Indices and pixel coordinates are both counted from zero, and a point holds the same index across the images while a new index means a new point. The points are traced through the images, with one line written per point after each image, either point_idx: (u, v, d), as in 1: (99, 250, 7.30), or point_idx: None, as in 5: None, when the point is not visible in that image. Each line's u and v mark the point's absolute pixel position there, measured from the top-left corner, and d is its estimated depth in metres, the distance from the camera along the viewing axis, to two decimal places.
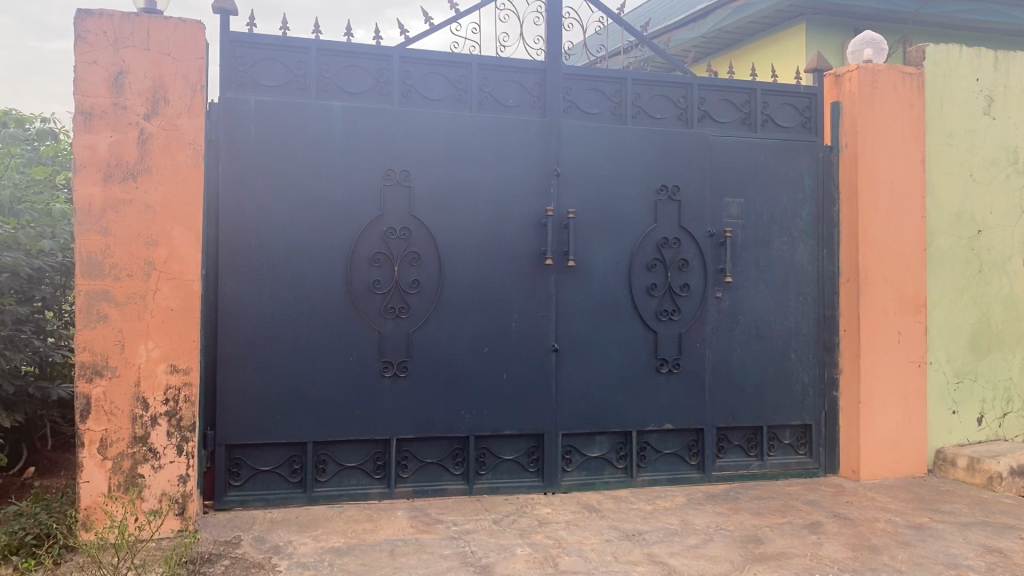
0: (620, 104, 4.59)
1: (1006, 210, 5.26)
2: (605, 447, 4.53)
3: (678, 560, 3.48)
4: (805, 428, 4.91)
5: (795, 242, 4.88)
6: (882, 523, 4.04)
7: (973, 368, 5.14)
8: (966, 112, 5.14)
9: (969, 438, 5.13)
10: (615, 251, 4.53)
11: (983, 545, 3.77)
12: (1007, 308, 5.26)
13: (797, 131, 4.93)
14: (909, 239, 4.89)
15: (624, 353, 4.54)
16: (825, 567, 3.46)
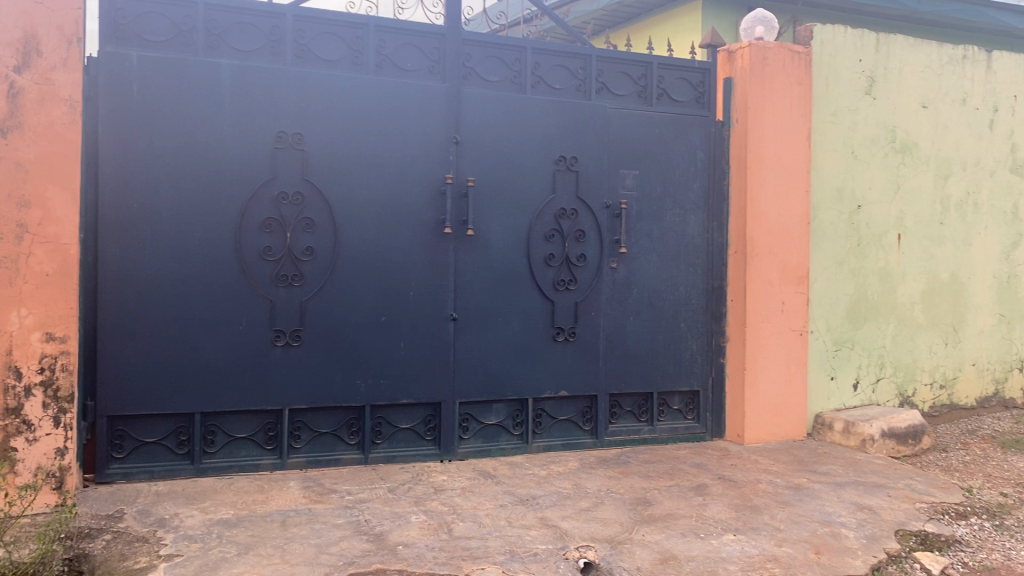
0: (520, 72, 4.58)
1: (884, 187, 5.52)
2: (501, 414, 4.56)
3: (570, 524, 3.55)
4: (693, 394, 5.07)
5: (687, 215, 5.00)
6: (763, 484, 4.22)
7: (850, 337, 5.41)
8: (849, 91, 5.35)
9: (845, 403, 5.40)
10: (513, 221, 4.54)
11: (854, 503, 3.99)
12: (882, 280, 5.53)
13: (691, 106, 5.03)
14: (793, 213, 5.08)
15: (522, 322, 4.58)
16: (710, 527, 3.60)
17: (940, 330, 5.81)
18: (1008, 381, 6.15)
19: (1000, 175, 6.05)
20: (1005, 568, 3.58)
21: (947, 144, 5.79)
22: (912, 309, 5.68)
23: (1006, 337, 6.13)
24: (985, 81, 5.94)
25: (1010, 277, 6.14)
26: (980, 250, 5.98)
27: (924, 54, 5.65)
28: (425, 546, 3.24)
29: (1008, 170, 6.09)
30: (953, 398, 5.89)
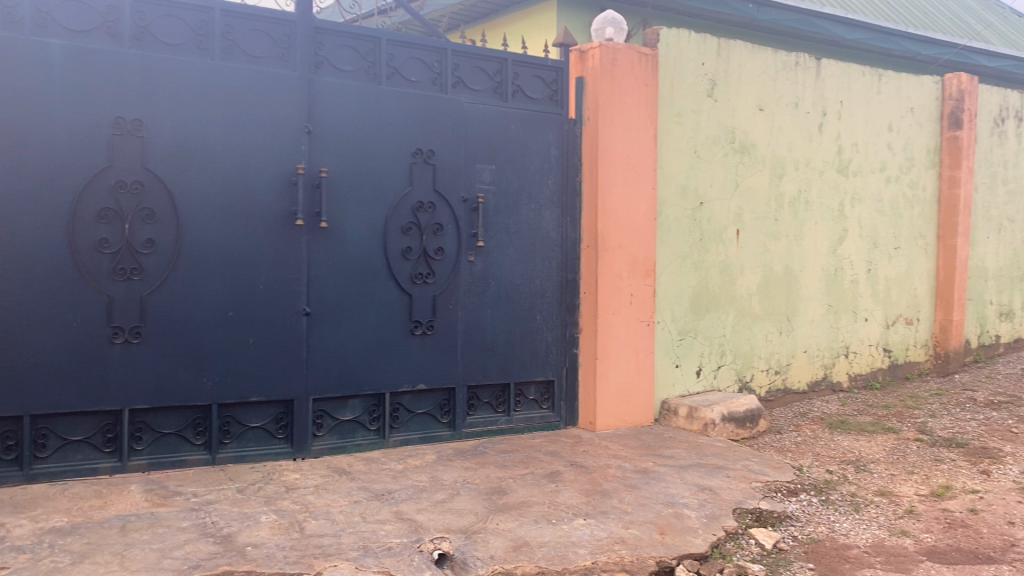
0: (374, 63, 4.52)
1: (725, 185, 5.82)
2: (356, 410, 4.51)
3: (425, 516, 3.56)
4: (548, 384, 5.18)
5: (541, 210, 5.10)
6: (612, 469, 4.37)
7: (694, 327, 5.68)
8: (693, 93, 5.61)
9: (689, 389, 5.67)
10: (368, 214, 4.49)
11: (696, 484, 4.20)
12: (723, 273, 5.84)
13: (545, 102, 5.13)
14: (641, 208, 5.28)
15: (377, 317, 4.54)
16: (561, 513, 3.70)
17: (774, 319, 6.19)
18: (835, 366, 6.64)
19: (828, 176, 6.50)
20: (830, 538, 3.87)
21: (781, 145, 6.16)
22: (750, 300, 6.02)
23: (833, 325, 6.61)
24: (815, 87, 6.36)
25: (837, 269, 6.62)
26: (810, 245, 6.41)
27: (760, 60, 5.99)
28: (275, 545, 3.17)
29: (836, 171, 6.56)
30: (787, 383, 6.30)
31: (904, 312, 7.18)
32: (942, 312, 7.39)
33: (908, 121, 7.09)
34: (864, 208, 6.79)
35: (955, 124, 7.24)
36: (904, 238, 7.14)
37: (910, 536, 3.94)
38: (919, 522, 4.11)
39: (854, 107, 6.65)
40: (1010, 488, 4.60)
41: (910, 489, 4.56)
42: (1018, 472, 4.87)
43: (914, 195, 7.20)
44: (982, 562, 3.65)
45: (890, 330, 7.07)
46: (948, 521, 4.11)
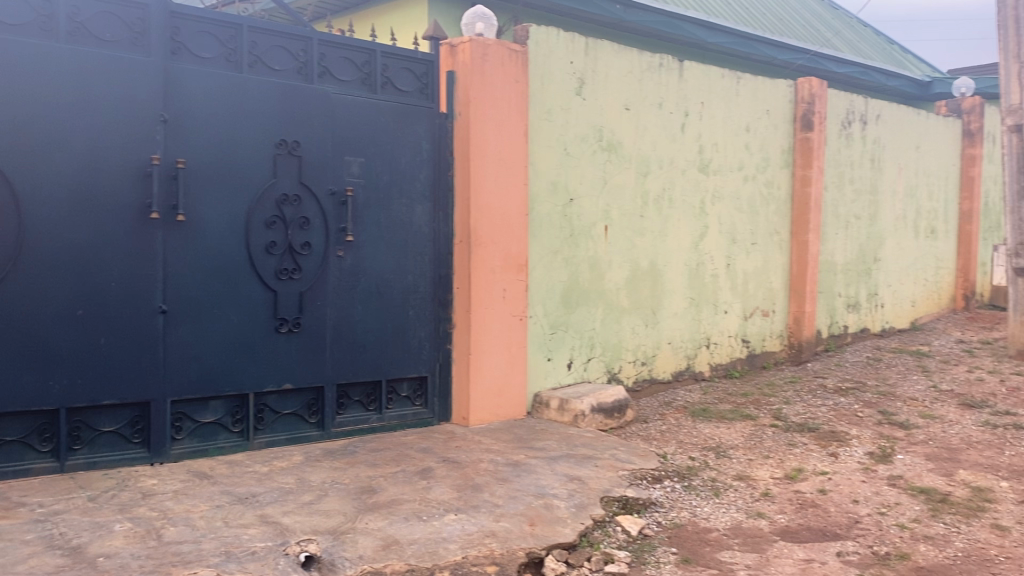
0: (236, 51, 4.36)
1: (593, 182, 5.93)
2: (219, 411, 4.34)
3: (291, 518, 3.47)
4: (421, 380, 5.14)
5: (413, 204, 5.06)
6: (484, 463, 4.39)
7: (564, 321, 5.77)
8: (562, 91, 5.68)
9: (561, 382, 5.76)
10: (230, 208, 4.33)
11: (566, 475, 4.27)
12: (592, 267, 5.96)
13: (415, 96, 5.08)
14: (512, 204, 5.32)
15: (241, 314, 4.39)
16: (432, 509, 3.68)
17: (641, 312, 6.37)
18: (697, 356, 6.90)
19: (690, 174, 6.74)
20: (691, 522, 4.02)
21: (646, 144, 6.34)
22: (618, 294, 6.17)
23: (696, 318, 6.86)
24: (678, 88, 6.58)
25: (699, 264, 6.87)
26: (674, 241, 6.63)
27: (626, 60, 6.14)
28: (130, 555, 3.01)
29: (697, 169, 6.80)
30: (653, 374, 6.50)
31: (761, 304, 7.54)
32: (796, 304, 7.80)
33: (764, 122, 7.43)
34: (723, 205, 7.08)
35: (806, 126, 7.66)
36: (761, 234, 7.49)
37: (765, 517, 4.14)
38: (774, 504, 4.32)
39: (713, 108, 6.91)
40: (854, 468, 4.91)
41: (766, 472, 4.80)
42: (862, 453, 5.21)
43: (769, 194, 7.56)
44: (830, 539, 3.87)
45: (748, 322, 7.41)
46: (800, 502, 4.35)
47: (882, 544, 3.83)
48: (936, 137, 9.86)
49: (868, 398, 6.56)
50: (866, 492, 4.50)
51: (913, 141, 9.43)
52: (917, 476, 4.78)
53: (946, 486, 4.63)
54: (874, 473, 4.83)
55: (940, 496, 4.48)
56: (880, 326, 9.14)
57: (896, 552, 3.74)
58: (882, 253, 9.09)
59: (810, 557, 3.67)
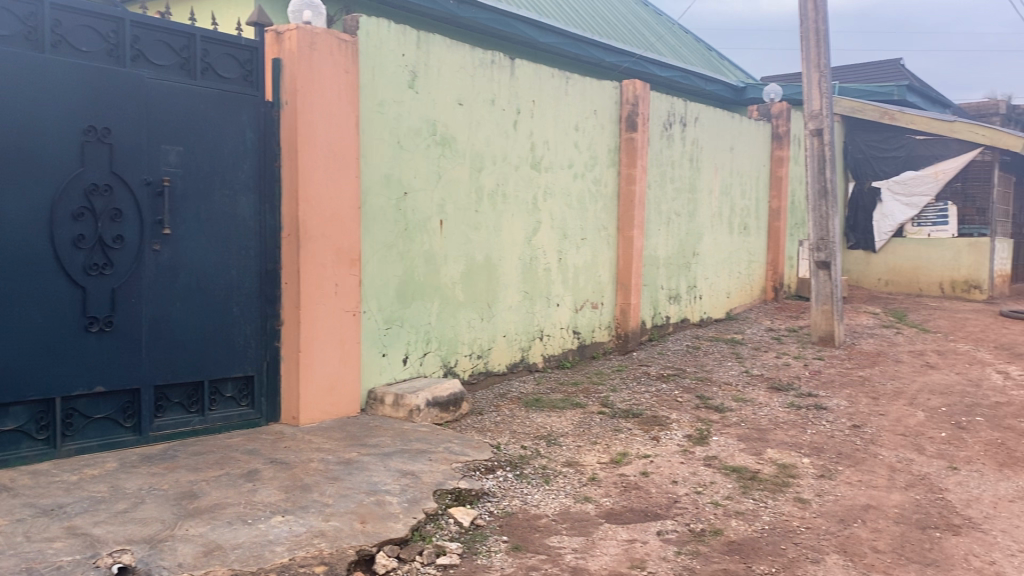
0: (36, 29, 4.03)
1: (426, 175, 5.91)
2: (21, 418, 4.00)
3: (103, 529, 3.26)
4: (247, 379, 4.96)
5: (236, 196, 4.87)
6: (314, 462, 4.29)
7: (399, 316, 5.73)
8: (394, 83, 5.63)
9: (396, 377, 5.72)
10: (31, 198, 4.01)
11: (398, 470, 4.24)
12: (427, 262, 5.95)
13: (238, 83, 4.88)
14: (343, 197, 5.22)
15: (45, 312, 4.08)
16: (258, 512, 3.56)
17: (476, 306, 6.43)
18: (531, 348, 7.05)
19: (522, 170, 6.86)
20: (522, 510, 4.10)
21: (479, 139, 6.39)
22: (453, 288, 6.20)
23: (529, 311, 7.01)
24: (509, 86, 6.67)
25: (532, 259, 7.02)
26: (508, 236, 6.73)
27: (459, 55, 6.17)
28: None
29: (529, 166, 6.94)
30: (488, 367, 6.58)
31: (590, 297, 7.80)
32: (622, 296, 8.13)
33: (592, 122, 7.68)
34: (555, 202, 7.26)
35: (631, 127, 7.98)
36: (590, 229, 7.73)
37: (592, 501, 4.29)
38: (600, 488, 4.48)
39: (544, 106, 7.07)
40: (674, 451, 5.18)
41: (593, 458, 4.97)
42: (681, 436, 5.50)
43: (597, 191, 7.83)
44: (651, 520, 4.07)
45: (578, 314, 7.65)
46: (624, 485, 4.53)
47: (698, 522, 4.06)
48: (748, 139, 10.53)
49: (687, 384, 6.94)
50: (684, 473, 4.76)
51: (728, 143, 10.03)
52: (730, 456, 5.10)
53: (755, 464, 4.97)
54: (692, 454, 5.11)
55: (750, 473, 4.81)
56: (699, 316, 9.68)
57: (710, 528, 3.98)
58: (700, 248, 9.62)
59: (632, 537, 3.83)
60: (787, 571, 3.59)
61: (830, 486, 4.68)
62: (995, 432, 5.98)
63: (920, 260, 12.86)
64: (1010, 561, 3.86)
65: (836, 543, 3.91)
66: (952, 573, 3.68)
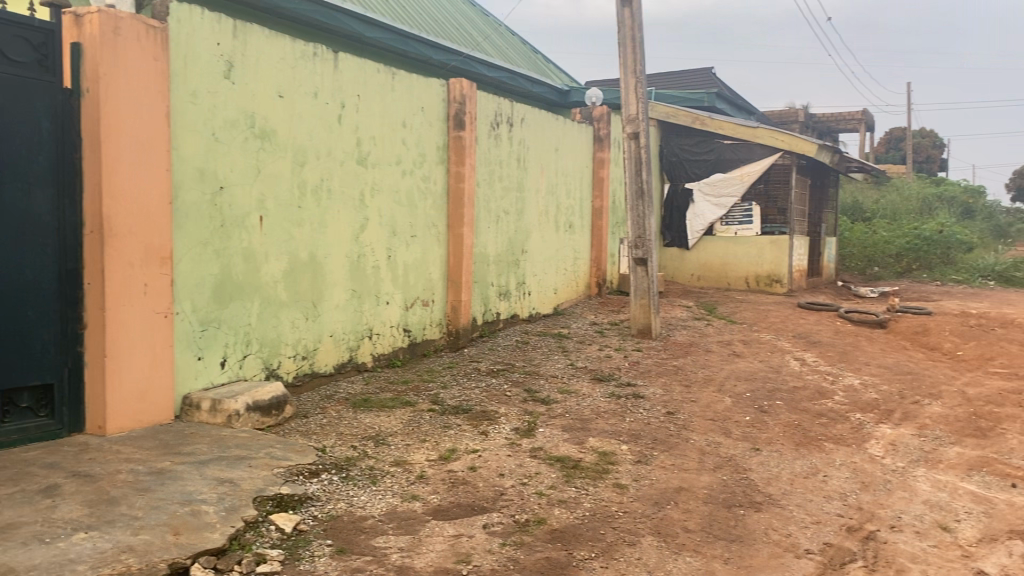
0: None
1: (244, 170, 5.69)
2: None
3: None
4: (46, 388, 4.59)
5: (30, 189, 4.51)
6: (122, 474, 4.03)
7: (216, 317, 5.49)
8: (208, 73, 5.38)
9: (213, 381, 5.48)
10: None
11: (216, 478, 4.06)
12: (246, 260, 5.73)
13: (31, 68, 4.51)
14: (153, 192, 4.94)
15: None
16: (57, 529, 3.31)
17: (300, 306, 6.26)
18: (359, 347, 6.95)
19: (348, 166, 6.74)
20: (347, 512, 4.04)
21: (301, 133, 6.22)
22: (275, 287, 6.01)
23: (357, 310, 6.90)
24: (333, 80, 6.54)
25: (359, 256, 6.91)
26: (333, 233, 6.60)
27: (278, 46, 5.97)
28: None
29: (355, 162, 6.83)
30: (314, 368, 6.43)
31: (420, 295, 7.78)
32: (453, 293, 8.17)
33: (419, 119, 7.66)
34: (383, 198, 7.19)
35: (459, 125, 8.04)
36: (419, 226, 7.71)
37: (419, 499, 4.29)
38: (428, 485, 4.49)
39: (370, 101, 6.98)
40: (502, 444, 5.26)
41: (421, 456, 4.97)
42: (509, 430, 5.60)
43: (426, 188, 7.81)
44: (477, 513, 4.11)
45: (408, 312, 7.61)
46: (452, 481, 4.56)
47: (523, 513, 4.14)
48: (572, 140, 10.86)
49: (516, 378, 7.08)
50: (511, 466, 4.85)
51: (553, 143, 10.31)
52: (555, 447, 5.25)
53: (578, 453, 5.14)
54: (518, 447, 5.22)
55: (573, 462, 4.97)
56: (528, 312, 9.89)
57: (534, 518, 4.07)
58: (528, 246, 9.82)
59: (458, 532, 3.86)
60: (606, 555, 3.73)
61: (647, 471, 4.92)
62: (792, 414, 6.49)
63: (729, 256, 13.73)
64: (804, 532, 4.21)
65: (651, 525, 4.11)
66: (754, 547, 3.96)
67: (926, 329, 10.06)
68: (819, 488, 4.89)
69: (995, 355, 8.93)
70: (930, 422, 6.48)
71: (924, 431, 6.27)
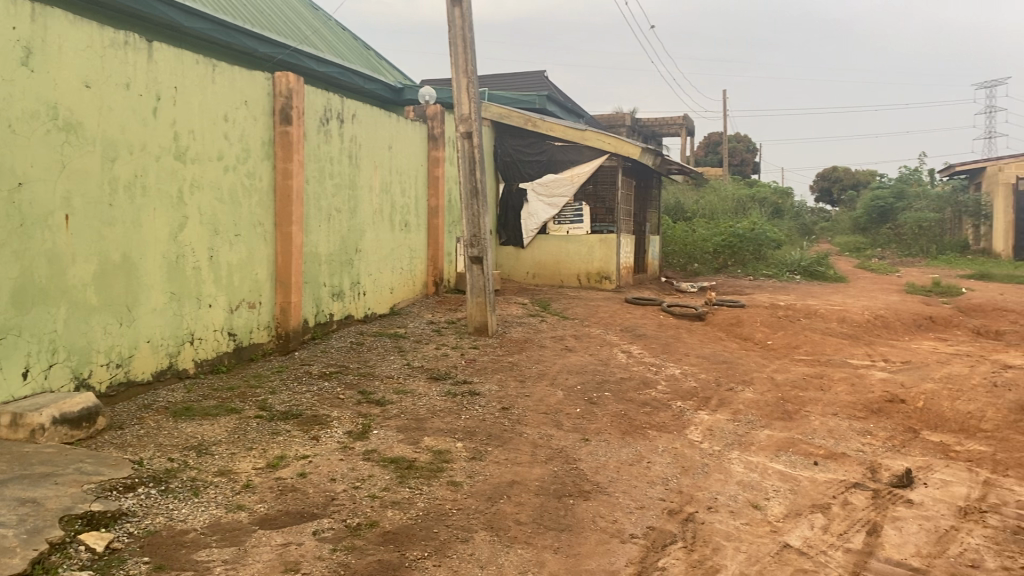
0: None
1: (46, 165, 5.28)
2: None
3: None
4: None
5: None
6: None
7: (16, 324, 5.06)
8: (2, 59, 4.94)
9: (14, 394, 5.04)
10: None
11: (16, 500, 3.69)
12: (50, 263, 5.32)
13: None
14: None
15: None
16: None
17: (113, 310, 5.88)
18: (180, 353, 6.61)
19: (164, 161, 6.39)
20: (166, 527, 3.82)
21: (111, 126, 5.83)
22: (83, 291, 5.61)
23: (176, 313, 6.56)
24: (146, 70, 6.17)
25: (178, 257, 6.57)
26: (149, 232, 6.23)
27: (84, 33, 5.57)
28: None
29: (172, 157, 6.48)
30: (130, 376, 6.06)
31: (246, 297, 7.49)
32: (282, 294, 7.93)
33: (242, 113, 7.37)
34: (203, 195, 6.86)
35: (285, 121, 7.81)
36: (244, 225, 7.42)
37: (245, 509, 4.12)
38: (254, 494, 4.33)
39: (187, 94, 6.64)
40: (334, 448, 5.16)
41: (248, 464, 4.78)
42: (341, 433, 5.49)
43: (250, 185, 7.52)
44: (306, 520, 4.01)
45: (234, 314, 7.32)
46: (280, 488, 4.42)
47: (354, 517, 4.08)
48: (405, 138, 10.79)
49: (349, 380, 6.96)
50: (343, 470, 4.76)
51: (386, 141, 10.21)
52: (389, 448, 5.20)
53: (412, 453, 5.12)
54: (351, 450, 5.13)
55: (407, 462, 4.94)
56: (362, 313, 9.74)
57: (366, 522, 4.02)
58: (362, 245, 9.68)
59: (286, 541, 3.75)
60: (439, 553, 3.74)
61: (481, 467, 4.96)
62: (619, 404, 6.75)
63: (561, 254, 14.10)
64: (629, 518, 4.39)
65: (483, 520, 4.15)
66: (582, 535, 4.09)
67: (740, 320, 10.74)
68: (644, 474, 5.11)
69: (800, 344, 9.65)
70: (743, 408, 6.91)
71: (738, 416, 6.69)
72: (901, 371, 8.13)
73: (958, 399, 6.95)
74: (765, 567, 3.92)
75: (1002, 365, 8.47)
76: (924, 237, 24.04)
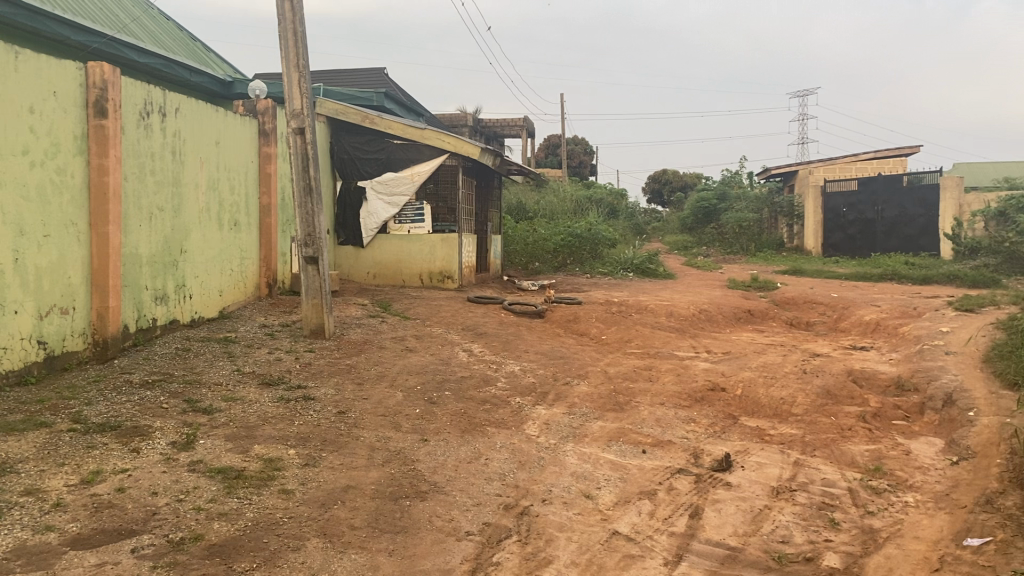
0: None
1: None
2: None
3: None
4: None
5: None
6: None
7: None
8: None
9: None
10: None
11: None
12: None
13: None
14: None
15: None
16: None
17: None
18: None
19: None
20: None
21: None
22: None
23: None
24: None
25: None
26: None
27: None
28: None
29: None
30: None
31: (57, 302, 6.97)
32: (98, 299, 7.44)
33: (51, 104, 6.86)
34: (5, 192, 6.33)
35: (100, 113, 7.35)
36: (53, 225, 6.91)
37: (54, 529, 3.83)
38: (65, 513, 4.03)
39: None
40: (156, 460, 4.89)
41: (59, 481, 4.45)
42: (165, 444, 5.22)
43: (61, 181, 7.01)
44: (123, 538, 3.78)
45: (43, 321, 6.79)
46: (95, 505, 4.15)
47: (177, 531, 3.89)
48: (234, 134, 10.38)
49: (173, 389, 6.61)
50: (165, 482, 4.52)
51: (213, 136, 9.79)
52: (216, 458, 5.00)
53: (241, 462, 4.94)
54: (175, 462, 4.89)
55: (235, 472, 4.75)
56: (189, 317, 9.28)
57: (190, 535, 3.84)
58: (187, 245, 9.22)
59: (101, 561, 3.52)
60: (268, 563, 3.63)
61: (314, 474, 4.85)
62: (459, 403, 6.79)
63: (402, 254, 13.99)
64: (465, 515, 4.42)
65: (315, 527, 4.06)
66: (418, 535, 4.08)
67: (576, 317, 11.04)
68: (481, 471, 5.15)
69: (632, 338, 10.05)
70: (578, 401, 7.11)
71: (573, 409, 6.88)
72: (722, 361, 8.63)
73: (772, 386, 7.45)
74: (594, 555, 4.05)
75: (811, 354, 9.15)
76: (744, 236, 25.67)
